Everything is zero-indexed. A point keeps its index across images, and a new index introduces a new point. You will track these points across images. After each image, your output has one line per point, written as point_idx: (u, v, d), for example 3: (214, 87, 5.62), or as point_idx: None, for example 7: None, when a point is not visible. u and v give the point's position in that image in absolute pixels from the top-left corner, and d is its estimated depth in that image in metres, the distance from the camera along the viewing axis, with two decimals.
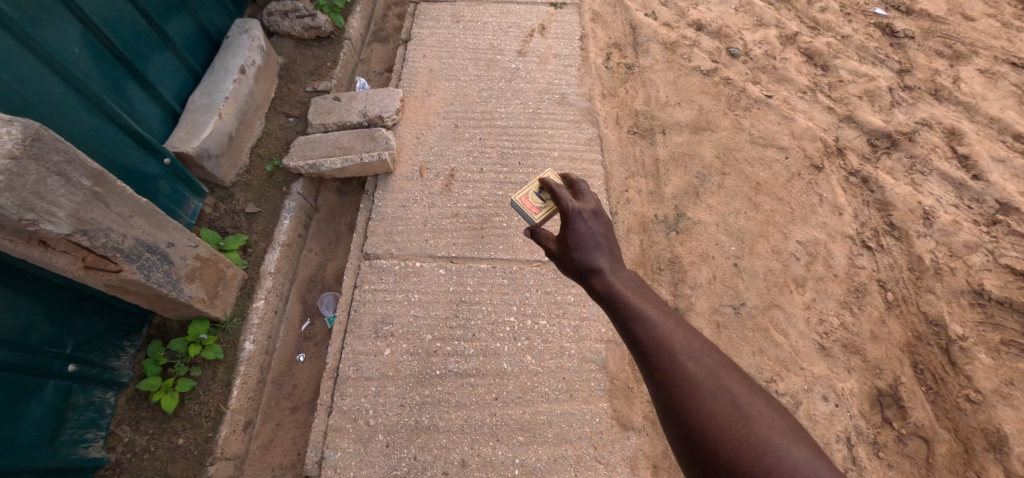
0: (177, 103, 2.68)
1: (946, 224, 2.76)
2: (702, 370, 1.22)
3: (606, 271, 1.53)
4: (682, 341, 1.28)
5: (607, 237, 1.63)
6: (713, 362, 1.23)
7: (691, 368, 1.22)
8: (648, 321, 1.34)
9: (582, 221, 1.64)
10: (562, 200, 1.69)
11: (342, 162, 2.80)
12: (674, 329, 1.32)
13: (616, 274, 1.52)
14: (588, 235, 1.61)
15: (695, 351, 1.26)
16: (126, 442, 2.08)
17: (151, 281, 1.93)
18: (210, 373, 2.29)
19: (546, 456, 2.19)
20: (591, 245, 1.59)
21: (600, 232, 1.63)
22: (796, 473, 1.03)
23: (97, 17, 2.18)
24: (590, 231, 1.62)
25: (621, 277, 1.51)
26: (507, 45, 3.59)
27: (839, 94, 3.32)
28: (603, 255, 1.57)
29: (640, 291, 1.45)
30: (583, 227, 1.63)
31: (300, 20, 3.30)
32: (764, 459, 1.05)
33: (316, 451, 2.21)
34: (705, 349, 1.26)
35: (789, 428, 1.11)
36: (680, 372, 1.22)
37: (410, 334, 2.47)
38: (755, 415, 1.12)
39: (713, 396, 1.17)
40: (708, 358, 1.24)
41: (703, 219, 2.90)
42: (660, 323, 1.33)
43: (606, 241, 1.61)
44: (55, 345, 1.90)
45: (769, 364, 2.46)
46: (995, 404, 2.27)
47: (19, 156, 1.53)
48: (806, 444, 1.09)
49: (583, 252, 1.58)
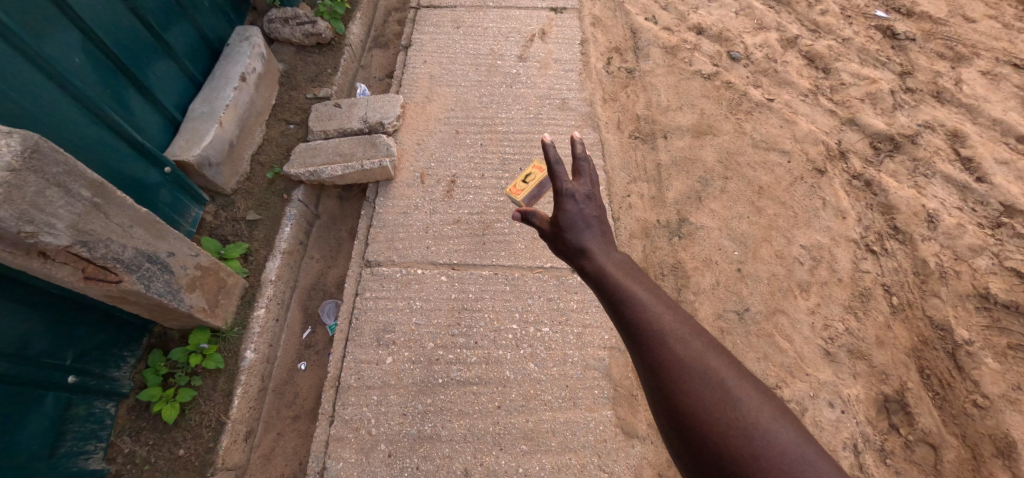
0: (178, 111, 2.68)
1: (951, 227, 2.74)
2: (690, 352, 1.19)
3: (597, 253, 1.52)
4: (671, 324, 1.26)
5: (598, 220, 1.64)
6: (701, 345, 1.21)
7: (679, 350, 1.20)
8: (638, 304, 1.33)
9: (574, 203, 1.65)
10: (557, 181, 1.70)
11: (342, 169, 2.78)
12: (663, 311, 1.30)
13: (607, 254, 1.52)
14: (579, 216, 1.63)
15: (683, 334, 1.23)
16: (126, 453, 2.06)
17: (152, 291, 1.92)
18: (211, 383, 2.27)
19: (550, 466, 2.17)
20: (582, 227, 1.60)
21: (592, 214, 1.64)
22: (785, 457, 1.00)
23: (95, 24, 2.17)
24: (582, 213, 1.63)
25: (613, 259, 1.50)
26: (507, 50, 3.59)
27: (841, 96, 3.31)
28: (595, 237, 1.57)
29: (631, 274, 1.44)
30: (574, 208, 1.64)
31: (301, 27, 3.29)
32: (751, 441, 1.03)
33: (318, 461, 2.20)
34: (693, 332, 1.24)
35: (777, 412, 1.08)
36: (668, 355, 1.20)
37: (412, 342, 2.45)
38: (742, 399, 1.10)
39: (701, 379, 1.14)
40: (696, 341, 1.22)
41: (706, 224, 2.88)
42: (649, 305, 1.32)
43: (598, 224, 1.62)
44: (55, 356, 1.89)
45: (774, 370, 2.44)
46: (1004, 409, 2.24)
47: (18, 168, 1.52)
48: (796, 429, 1.06)
49: (574, 233, 1.59)
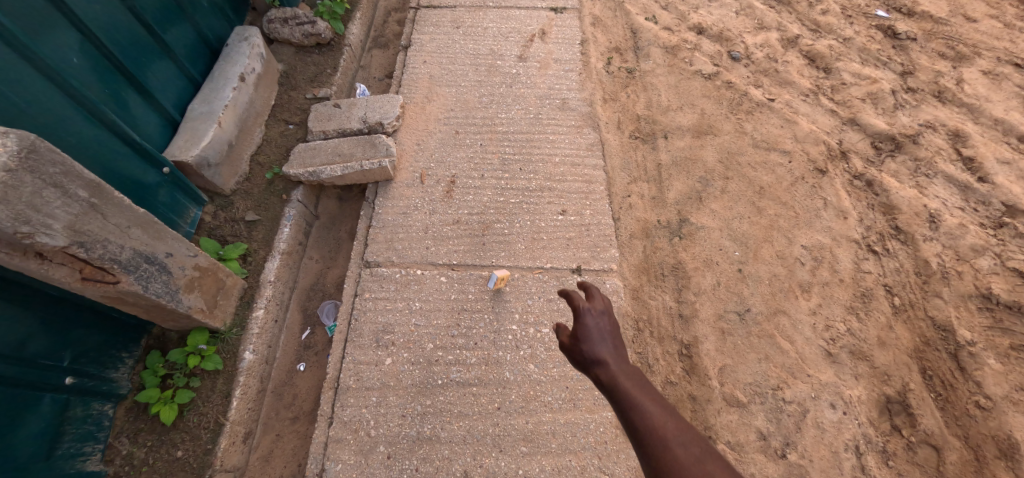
0: (177, 111, 2.67)
1: (953, 227, 2.73)
2: (691, 458, 1.18)
3: (610, 362, 1.46)
4: (674, 431, 1.24)
5: (614, 332, 1.56)
6: (702, 451, 1.19)
7: (680, 456, 1.19)
8: (644, 412, 1.30)
9: (590, 317, 1.57)
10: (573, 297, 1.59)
11: (341, 169, 2.77)
12: (667, 419, 1.28)
13: (622, 367, 1.44)
14: (595, 329, 1.54)
15: (685, 439, 1.22)
16: (124, 454, 2.05)
17: (149, 292, 1.91)
18: (210, 384, 2.26)
19: (550, 467, 2.16)
20: (596, 337, 1.53)
21: (609, 327, 1.56)
22: None
23: (93, 24, 2.17)
24: (598, 325, 1.55)
25: (626, 369, 1.45)
26: (507, 51, 3.58)
27: (842, 96, 3.30)
28: (608, 346, 1.51)
29: (640, 381, 1.40)
30: (591, 322, 1.56)
31: (300, 27, 3.28)
32: None
33: (317, 463, 2.19)
34: (694, 438, 1.22)
35: None
36: (670, 463, 1.18)
37: (411, 343, 2.44)
38: None
39: None
40: (696, 447, 1.20)
41: (707, 224, 2.87)
42: (655, 412, 1.29)
43: (613, 336, 1.54)
44: (52, 357, 1.88)
45: (775, 371, 2.42)
46: (1006, 410, 2.23)
47: (14, 168, 1.51)
48: None
49: (589, 344, 1.51)
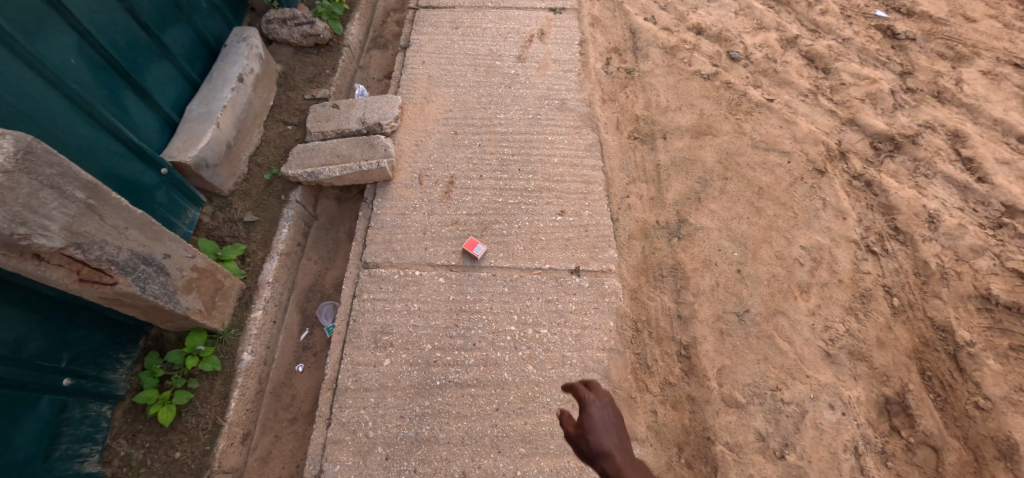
0: (176, 112, 2.67)
1: (952, 228, 2.72)
2: None
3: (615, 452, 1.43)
4: None
5: (618, 424, 1.54)
6: None
7: None
8: None
9: (595, 407, 1.56)
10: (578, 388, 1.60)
11: (340, 170, 2.77)
12: None
13: (628, 459, 1.42)
14: (599, 420, 1.53)
15: None
16: (122, 456, 2.05)
17: (147, 293, 1.91)
18: (208, 385, 2.26)
19: (549, 469, 2.16)
20: (601, 427, 1.51)
21: (612, 418, 1.55)
22: None
23: (91, 25, 2.17)
24: (602, 415, 1.54)
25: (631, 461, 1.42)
26: (506, 51, 3.58)
27: (841, 97, 3.30)
28: (612, 436, 1.49)
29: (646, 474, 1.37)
30: (596, 412, 1.55)
31: (299, 28, 3.28)
32: None
33: (315, 464, 2.18)
34: None
35: None
36: None
37: (409, 344, 2.44)
38: None
39: None
40: None
41: (706, 225, 2.87)
42: None
43: (616, 427, 1.52)
44: (50, 359, 1.88)
45: (774, 372, 2.42)
46: (1005, 411, 2.23)
47: (11, 170, 1.51)
48: None
49: (595, 435, 1.48)
